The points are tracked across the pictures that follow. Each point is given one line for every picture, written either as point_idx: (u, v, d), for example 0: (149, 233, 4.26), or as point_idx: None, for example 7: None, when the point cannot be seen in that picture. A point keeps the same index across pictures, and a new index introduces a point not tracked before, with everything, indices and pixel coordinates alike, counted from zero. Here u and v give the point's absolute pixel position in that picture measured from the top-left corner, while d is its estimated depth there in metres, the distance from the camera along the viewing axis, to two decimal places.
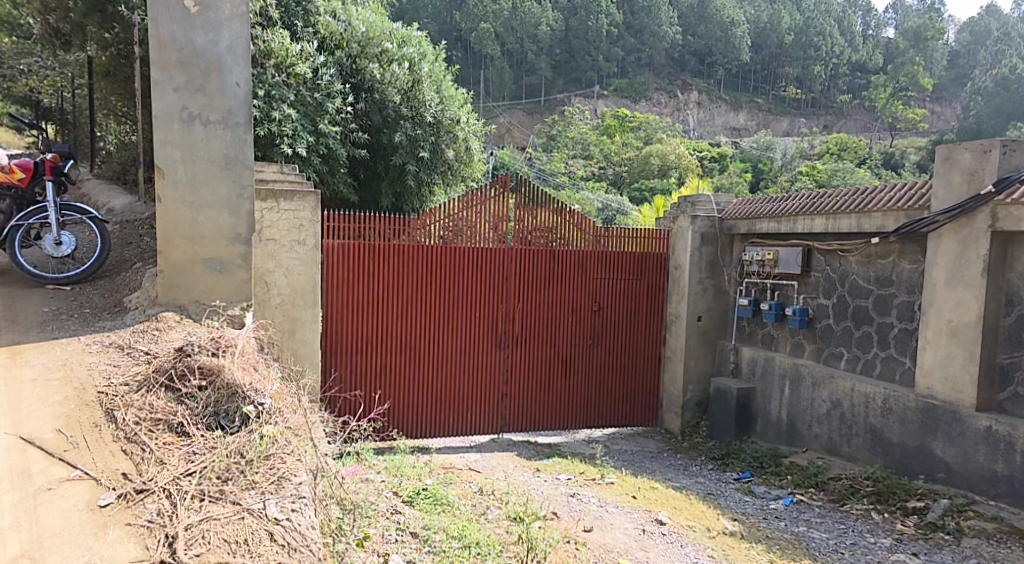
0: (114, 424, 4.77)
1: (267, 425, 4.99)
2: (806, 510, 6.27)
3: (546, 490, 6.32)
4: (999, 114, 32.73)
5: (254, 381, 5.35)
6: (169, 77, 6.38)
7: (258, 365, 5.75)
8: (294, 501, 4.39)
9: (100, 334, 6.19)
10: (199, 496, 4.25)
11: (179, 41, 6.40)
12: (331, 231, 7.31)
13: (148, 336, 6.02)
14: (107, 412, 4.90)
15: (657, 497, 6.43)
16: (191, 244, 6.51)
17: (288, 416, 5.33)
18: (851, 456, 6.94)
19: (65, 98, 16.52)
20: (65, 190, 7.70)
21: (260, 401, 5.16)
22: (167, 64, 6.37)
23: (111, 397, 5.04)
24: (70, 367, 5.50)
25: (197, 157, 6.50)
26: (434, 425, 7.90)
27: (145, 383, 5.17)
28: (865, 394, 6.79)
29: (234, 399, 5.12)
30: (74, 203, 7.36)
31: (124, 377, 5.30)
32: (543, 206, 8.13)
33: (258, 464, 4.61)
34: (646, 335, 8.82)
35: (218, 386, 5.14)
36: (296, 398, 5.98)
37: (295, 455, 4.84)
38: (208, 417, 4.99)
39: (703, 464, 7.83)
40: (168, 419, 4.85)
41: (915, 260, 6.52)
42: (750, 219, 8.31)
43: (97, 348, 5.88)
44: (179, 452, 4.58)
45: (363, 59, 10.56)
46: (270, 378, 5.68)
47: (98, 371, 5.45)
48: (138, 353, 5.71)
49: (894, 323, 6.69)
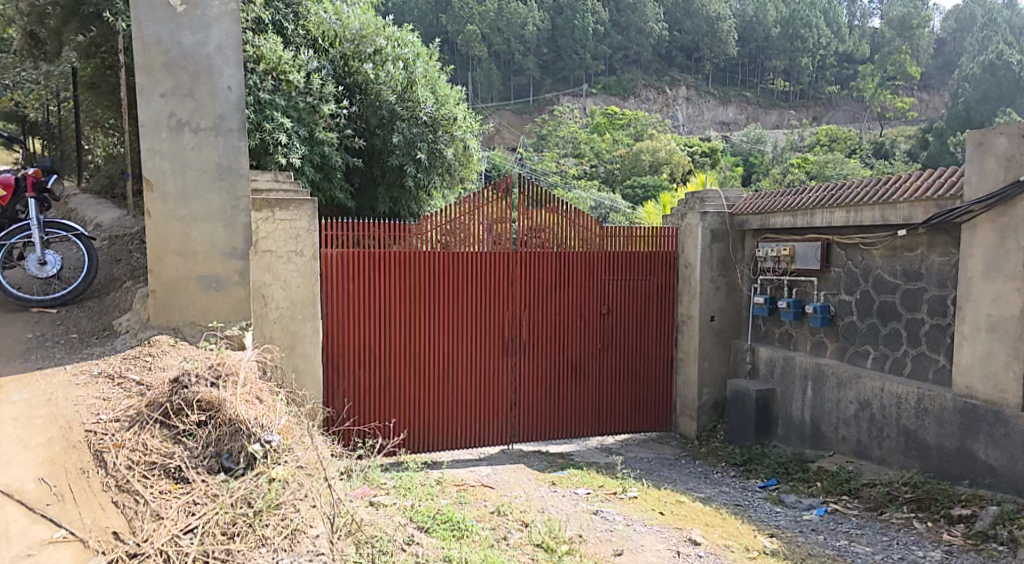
0: (103, 469, 4.48)
1: (276, 466, 4.70)
2: (843, 521, 5.95)
3: (567, 508, 5.96)
4: (987, 100, 32.40)
5: (262, 415, 5.02)
6: (155, 82, 6.06)
7: (262, 391, 5.42)
8: (311, 559, 4.15)
9: (86, 362, 5.82)
10: (201, 558, 3.98)
11: (166, 43, 6.06)
12: (326, 239, 6.94)
13: (140, 363, 5.71)
14: (96, 455, 4.59)
15: (688, 512, 6.10)
16: (182, 261, 6.18)
17: (300, 454, 5.03)
18: (883, 459, 6.63)
19: (51, 113, 16.09)
20: (50, 209, 7.25)
21: (268, 438, 4.84)
22: (152, 68, 6.04)
23: (100, 437, 4.73)
24: (55, 402, 5.13)
25: (187, 168, 6.16)
26: (442, 439, 7.55)
27: (137, 420, 4.89)
28: (897, 394, 6.47)
29: (238, 436, 4.82)
30: (59, 220, 6.97)
31: (113, 412, 4.98)
32: (547, 207, 7.76)
33: (267, 515, 4.33)
34: (658, 337, 8.49)
35: (219, 422, 4.87)
36: (300, 426, 5.64)
37: (308, 501, 4.56)
38: (210, 458, 4.72)
39: (725, 471, 7.50)
40: (163, 463, 4.58)
41: (946, 252, 6.19)
42: (762, 214, 7.97)
43: (83, 379, 5.52)
44: (177, 503, 4.30)
45: (355, 61, 10.25)
46: (276, 409, 5.35)
47: (85, 405, 5.09)
48: (130, 385, 5.37)
49: (925, 318, 6.35)
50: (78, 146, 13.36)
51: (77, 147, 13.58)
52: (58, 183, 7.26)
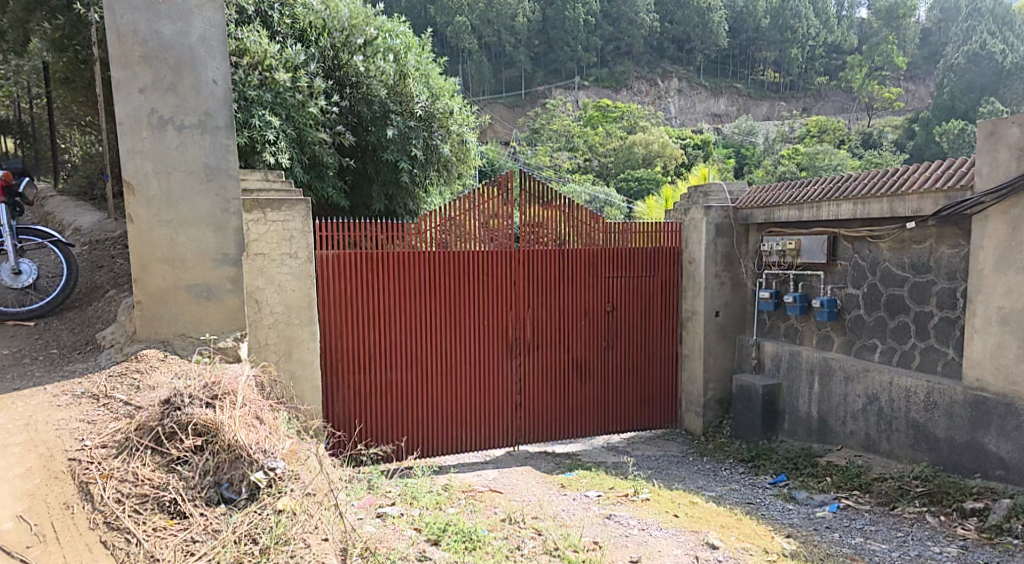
0: (88, 505, 4.46)
1: (282, 497, 4.72)
2: (855, 517, 5.88)
3: (578, 512, 5.93)
4: (973, 90, 32.38)
5: (263, 440, 5.05)
6: (132, 76, 5.93)
7: (262, 408, 5.42)
8: None
9: (68, 381, 5.71)
10: None
11: (143, 33, 5.95)
12: (322, 241, 6.82)
13: (128, 382, 5.63)
14: (81, 487, 4.57)
15: (701, 513, 6.02)
16: (169, 269, 6.09)
17: (306, 479, 5.01)
18: (891, 453, 6.56)
19: (27, 111, 15.89)
20: (20, 213, 7.09)
21: (271, 465, 4.88)
22: (129, 60, 5.91)
23: (86, 466, 4.70)
24: (34, 428, 5.04)
25: (171, 169, 6.07)
26: (446, 442, 7.46)
27: (125, 446, 4.86)
28: (906, 387, 6.41)
29: (238, 464, 4.82)
30: (33, 227, 6.86)
31: (99, 438, 4.94)
32: (546, 203, 7.65)
33: (274, 553, 4.33)
34: (661, 333, 8.41)
35: (218, 449, 4.87)
36: (302, 445, 5.57)
37: (318, 533, 4.56)
38: (209, 488, 4.72)
39: (732, 467, 7.43)
40: (156, 495, 4.58)
41: (955, 243, 6.12)
42: (768, 208, 7.88)
43: (65, 400, 5.42)
44: (173, 542, 4.32)
45: (345, 53, 10.10)
46: (275, 428, 5.33)
47: (68, 431, 5.02)
48: (116, 406, 5.32)
49: (934, 311, 6.29)
50: (53, 146, 13.10)
51: (54, 146, 13.37)
52: (30, 186, 7.17)
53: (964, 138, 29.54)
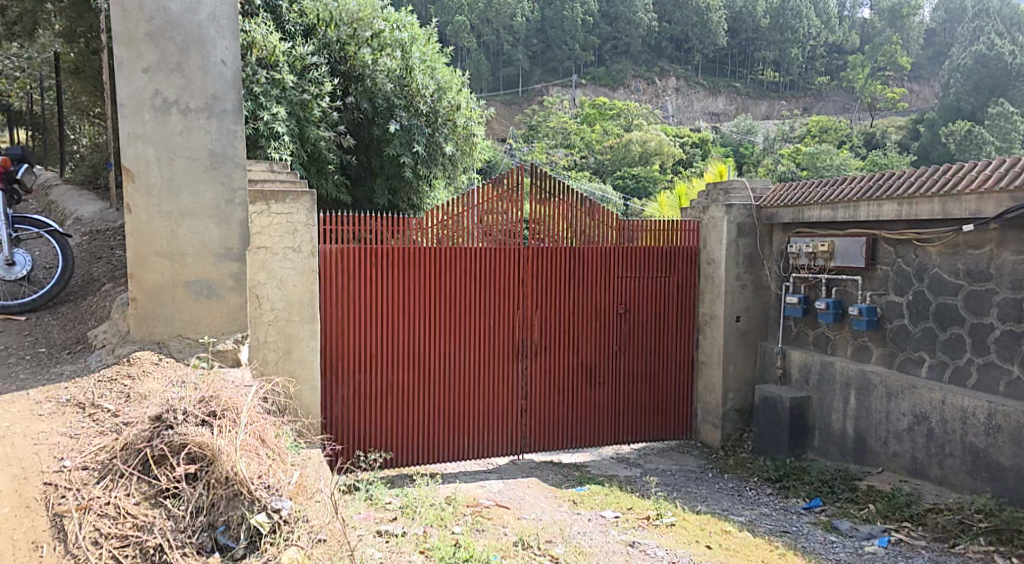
0: (61, 546, 3.82)
1: (281, 545, 4.12)
2: (913, 556, 5.29)
3: (601, 538, 5.34)
4: (981, 91, 31.83)
5: (266, 473, 4.40)
6: (136, 54, 5.31)
7: (266, 428, 4.84)
8: None
9: (53, 386, 5.05)
10: None
11: (149, 8, 5.32)
12: (324, 234, 6.22)
13: (117, 390, 5.00)
14: (54, 522, 3.93)
15: (740, 546, 5.43)
16: (168, 264, 5.47)
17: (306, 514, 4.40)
18: (943, 479, 5.97)
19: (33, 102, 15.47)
20: (18, 203, 6.50)
21: (275, 506, 4.23)
22: (134, 38, 5.29)
23: (61, 495, 4.08)
24: (11, 442, 4.39)
25: (174, 155, 5.44)
26: (448, 449, 6.84)
27: (111, 470, 4.28)
28: (962, 407, 5.82)
29: (237, 503, 4.19)
30: (31, 216, 6.32)
31: (81, 458, 4.34)
32: (561, 200, 7.04)
33: None
34: (678, 338, 7.81)
35: (213, 482, 4.25)
36: (304, 468, 4.96)
37: None
38: (202, 532, 4.09)
39: (760, 487, 6.84)
40: (138, 540, 3.95)
41: (1020, 250, 5.54)
42: (797, 206, 7.27)
43: (48, 408, 4.79)
44: None
45: (352, 46, 9.47)
46: (275, 448, 4.74)
47: (47, 448, 4.39)
48: (103, 418, 4.71)
49: (995, 324, 5.72)
50: (62, 139, 12.57)
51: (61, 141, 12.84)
52: (28, 173, 6.56)
53: (971, 139, 28.88)
